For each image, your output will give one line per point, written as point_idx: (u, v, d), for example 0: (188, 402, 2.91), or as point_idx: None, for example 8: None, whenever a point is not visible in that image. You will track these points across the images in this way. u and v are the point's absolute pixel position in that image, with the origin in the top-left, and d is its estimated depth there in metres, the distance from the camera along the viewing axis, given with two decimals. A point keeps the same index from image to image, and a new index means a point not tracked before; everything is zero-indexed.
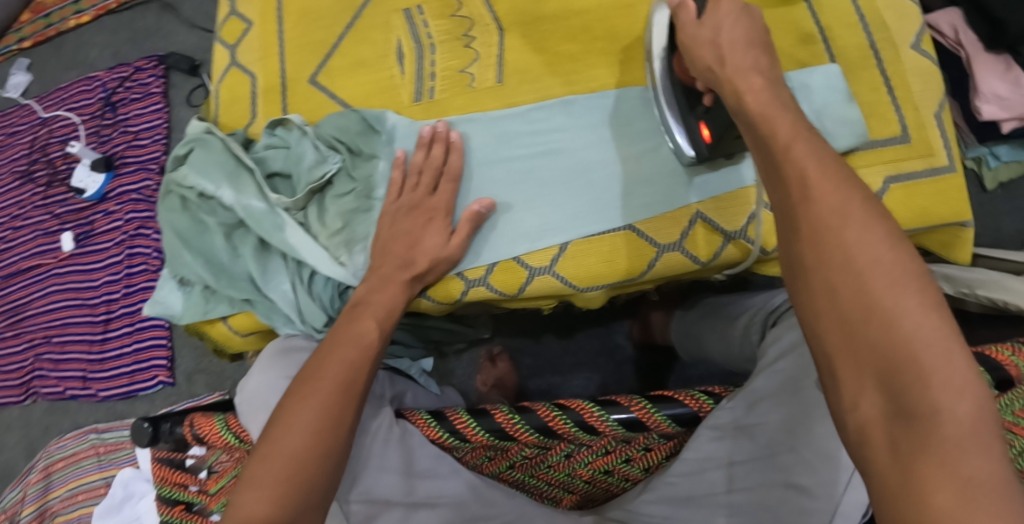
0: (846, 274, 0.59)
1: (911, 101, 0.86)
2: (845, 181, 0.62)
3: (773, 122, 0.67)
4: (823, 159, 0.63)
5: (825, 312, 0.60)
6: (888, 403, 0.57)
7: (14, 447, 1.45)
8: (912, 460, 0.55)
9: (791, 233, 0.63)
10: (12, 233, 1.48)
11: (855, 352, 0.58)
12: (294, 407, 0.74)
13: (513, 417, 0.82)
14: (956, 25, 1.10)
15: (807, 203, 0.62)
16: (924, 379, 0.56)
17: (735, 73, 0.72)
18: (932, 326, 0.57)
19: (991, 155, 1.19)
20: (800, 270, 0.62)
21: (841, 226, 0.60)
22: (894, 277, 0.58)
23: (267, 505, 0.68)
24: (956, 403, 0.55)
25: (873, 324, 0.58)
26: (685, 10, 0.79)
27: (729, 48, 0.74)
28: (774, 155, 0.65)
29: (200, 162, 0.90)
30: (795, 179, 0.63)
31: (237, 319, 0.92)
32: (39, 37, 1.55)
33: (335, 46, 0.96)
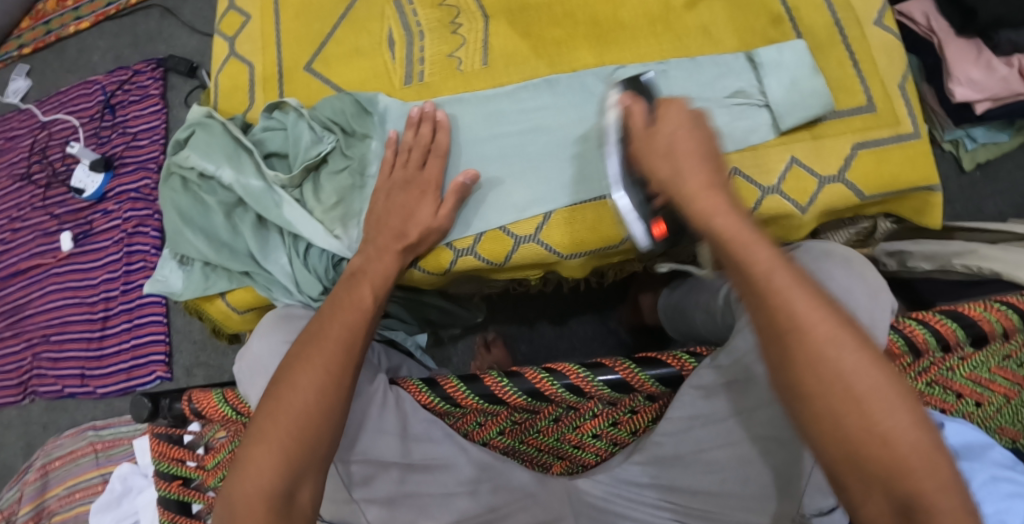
0: (846, 400, 0.65)
1: (877, 74, 0.90)
2: (831, 309, 0.67)
3: (752, 251, 0.69)
4: (809, 289, 0.67)
5: (827, 427, 0.65)
6: (891, 507, 0.64)
7: (12, 446, 1.46)
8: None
9: (785, 358, 0.66)
10: (12, 234, 1.51)
11: (859, 465, 0.64)
12: (299, 367, 0.76)
13: (502, 382, 0.83)
14: (929, 13, 1.17)
15: (799, 333, 0.66)
16: (920, 486, 0.63)
17: (698, 193, 0.72)
18: (920, 438, 0.64)
19: (968, 138, 1.24)
20: (801, 393, 0.66)
21: (836, 356, 0.65)
22: (886, 400, 0.65)
23: (276, 457, 0.72)
24: (947, 500, 0.63)
25: (872, 444, 0.64)
26: (629, 112, 0.78)
27: (684, 160, 0.73)
28: (757, 288, 0.67)
29: (202, 144, 0.93)
30: (784, 311, 0.66)
31: (235, 294, 0.95)
32: (39, 43, 1.59)
33: (331, 35, 1.00)
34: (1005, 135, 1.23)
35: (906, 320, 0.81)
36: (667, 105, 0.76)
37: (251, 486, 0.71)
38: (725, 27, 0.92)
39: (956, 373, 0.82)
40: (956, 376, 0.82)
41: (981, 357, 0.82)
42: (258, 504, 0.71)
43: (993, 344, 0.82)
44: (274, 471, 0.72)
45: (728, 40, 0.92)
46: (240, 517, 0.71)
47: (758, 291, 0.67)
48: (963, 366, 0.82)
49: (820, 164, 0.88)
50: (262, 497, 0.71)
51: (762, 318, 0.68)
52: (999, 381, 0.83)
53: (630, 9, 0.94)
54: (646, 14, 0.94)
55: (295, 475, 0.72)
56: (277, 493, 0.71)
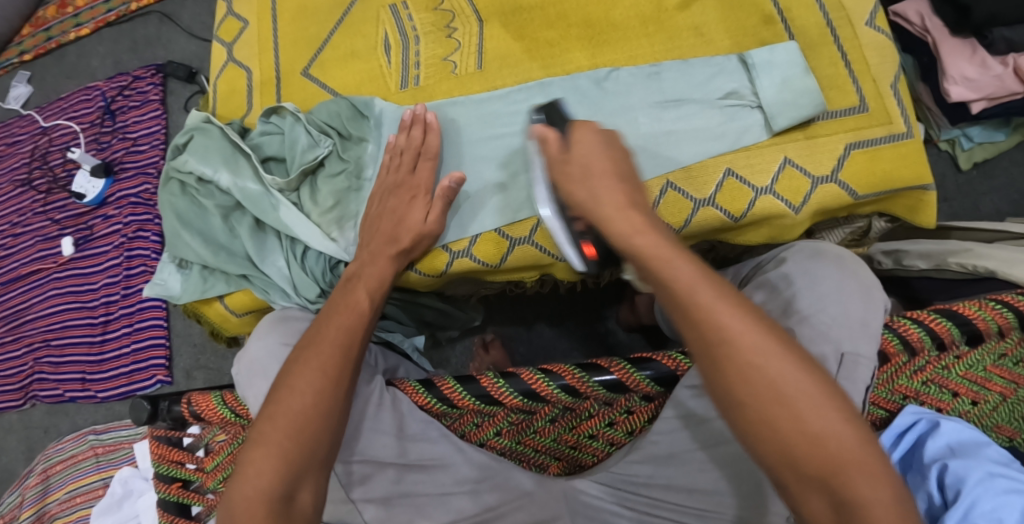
0: (776, 404, 0.64)
1: (869, 74, 0.91)
2: (754, 316, 0.66)
3: (673, 266, 0.67)
4: (731, 299, 0.67)
5: (760, 432, 0.65)
6: (831, 507, 0.63)
7: (14, 450, 1.47)
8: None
9: (712, 367, 0.66)
10: (13, 240, 1.52)
11: (797, 467, 0.64)
12: (297, 370, 0.76)
13: (498, 382, 0.84)
14: (924, 13, 1.17)
15: (727, 344, 0.65)
16: (855, 483, 0.62)
17: (615, 213, 0.70)
18: (850, 435, 0.63)
19: (964, 136, 1.25)
20: (734, 402, 0.65)
21: (763, 363, 0.64)
22: (814, 400, 0.64)
23: (275, 460, 0.72)
24: (883, 496, 0.62)
25: (805, 444, 0.63)
26: (544, 140, 0.76)
27: (598, 182, 0.72)
28: (680, 303, 0.67)
29: (200, 149, 0.94)
30: (709, 323, 0.66)
31: (233, 297, 0.95)
32: (39, 50, 1.60)
33: (327, 40, 1.01)
34: (1001, 133, 1.23)
35: (900, 319, 0.82)
36: (579, 126, 0.76)
37: (250, 488, 0.71)
38: (717, 27, 0.93)
39: (952, 372, 0.82)
40: (951, 375, 0.81)
41: (977, 355, 0.82)
42: (256, 507, 0.71)
43: (989, 343, 0.82)
44: (274, 474, 0.71)
45: (719, 40, 0.93)
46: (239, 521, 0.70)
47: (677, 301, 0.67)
48: (959, 365, 0.82)
49: (813, 164, 0.88)
50: (262, 499, 0.71)
51: (688, 329, 0.67)
52: (994, 379, 0.82)
53: (622, 11, 0.94)
54: (638, 15, 0.94)
55: (294, 477, 0.72)
56: (276, 496, 0.71)
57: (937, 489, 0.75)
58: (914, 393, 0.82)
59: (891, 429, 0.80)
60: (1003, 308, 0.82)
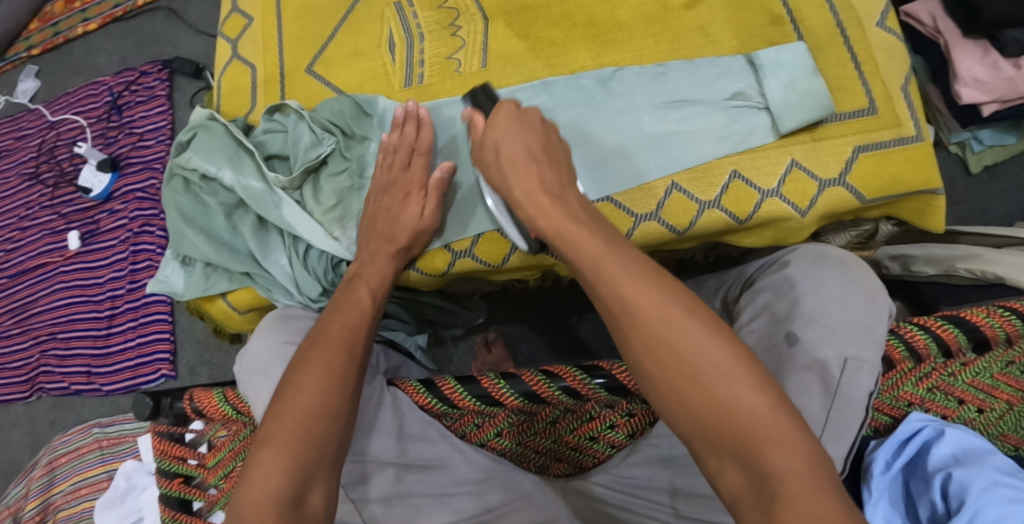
0: (680, 373, 0.65)
1: (878, 75, 0.90)
2: (660, 289, 0.67)
3: (582, 244, 0.71)
4: (638, 274, 0.68)
5: (672, 404, 0.65)
6: (745, 475, 0.62)
7: (20, 442, 1.48)
8: (771, 512, 0.60)
9: (624, 343, 0.67)
10: (20, 233, 1.53)
11: (707, 436, 0.63)
12: (303, 369, 0.76)
13: (499, 383, 0.83)
14: (936, 14, 1.15)
15: (633, 317, 0.66)
16: (763, 446, 0.62)
17: (522, 196, 0.77)
18: (758, 401, 0.63)
19: (975, 139, 1.24)
20: (644, 373, 0.66)
21: (666, 333, 0.65)
22: (722, 368, 0.64)
23: (284, 461, 0.71)
24: (792, 461, 0.61)
25: (714, 412, 0.63)
26: (473, 124, 0.84)
27: (509, 166, 0.79)
28: (589, 278, 0.70)
29: (204, 146, 0.94)
30: (615, 297, 0.67)
31: (236, 294, 0.95)
32: (47, 45, 1.61)
33: (331, 38, 1.01)
34: (1012, 136, 1.21)
35: (905, 325, 0.82)
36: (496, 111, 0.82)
37: (259, 491, 0.70)
38: (724, 27, 0.92)
39: (958, 379, 0.81)
40: (957, 382, 0.80)
41: (984, 363, 0.81)
42: (266, 510, 0.69)
43: (996, 351, 0.81)
44: (283, 473, 0.71)
45: (726, 40, 0.92)
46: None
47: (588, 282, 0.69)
48: (965, 372, 0.81)
49: (820, 167, 0.87)
50: (272, 503, 0.69)
51: (602, 308, 0.69)
52: (1002, 387, 0.81)
53: (627, 11, 0.94)
54: (643, 14, 0.93)
55: (304, 479, 0.71)
56: (286, 498, 0.70)
57: (939, 498, 0.74)
58: (919, 400, 0.81)
59: (894, 437, 0.79)
60: (1011, 315, 0.81)
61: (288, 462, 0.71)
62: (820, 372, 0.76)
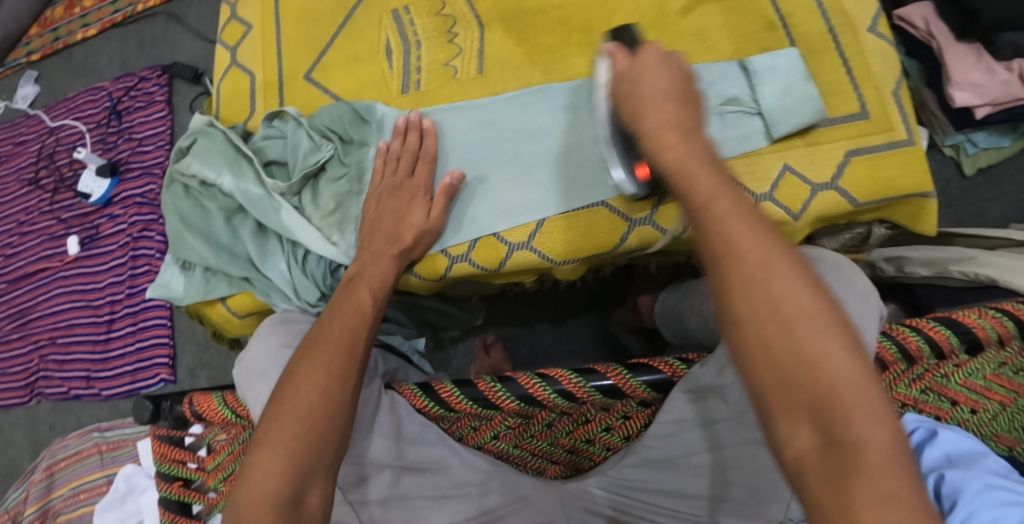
0: (773, 323, 0.60)
1: (871, 80, 0.91)
2: (769, 235, 0.63)
3: (694, 178, 0.66)
4: (745, 215, 0.64)
5: (755, 354, 0.60)
6: (819, 439, 0.58)
7: (20, 446, 1.48)
8: (843, 484, 0.56)
9: (717, 284, 0.63)
10: (20, 238, 1.54)
11: (786, 394, 0.59)
12: (302, 371, 0.77)
13: (496, 386, 0.84)
14: (929, 18, 1.16)
15: (734, 258, 0.62)
16: (847, 414, 0.57)
17: (653, 130, 0.70)
18: (849, 364, 0.58)
19: (969, 142, 1.25)
20: (730, 318, 0.62)
21: (766, 278, 0.61)
22: (817, 325, 0.59)
23: (282, 462, 0.72)
24: (877, 436, 0.57)
25: (801, 369, 0.59)
26: (613, 60, 0.76)
27: (648, 99, 0.71)
28: (696, 213, 0.65)
29: (203, 151, 0.94)
30: (720, 236, 0.63)
31: (235, 299, 0.96)
32: (47, 50, 1.62)
33: (330, 43, 1.01)
34: (1007, 139, 1.23)
35: (899, 327, 0.82)
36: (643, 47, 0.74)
37: (258, 492, 0.71)
38: (720, 32, 0.93)
39: (950, 380, 0.82)
40: (950, 383, 0.82)
41: (976, 364, 0.82)
42: (265, 511, 0.70)
43: (990, 352, 0.82)
44: (281, 473, 0.71)
45: (722, 45, 0.93)
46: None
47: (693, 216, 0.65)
48: (958, 373, 0.82)
49: (813, 172, 0.88)
50: (270, 504, 0.70)
51: (703, 245, 0.64)
52: (995, 388, 0.82)
53: (623, 16, 0.94)
54: (639, 20, 0.94)
55: (302, 480, 0.72)
56: (284, 499, 0.71)
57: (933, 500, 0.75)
58: (912, 401, 0.83)
59: None
60: (1002, 316, 0.82)
61: (286, 463, 0.72)
62: None
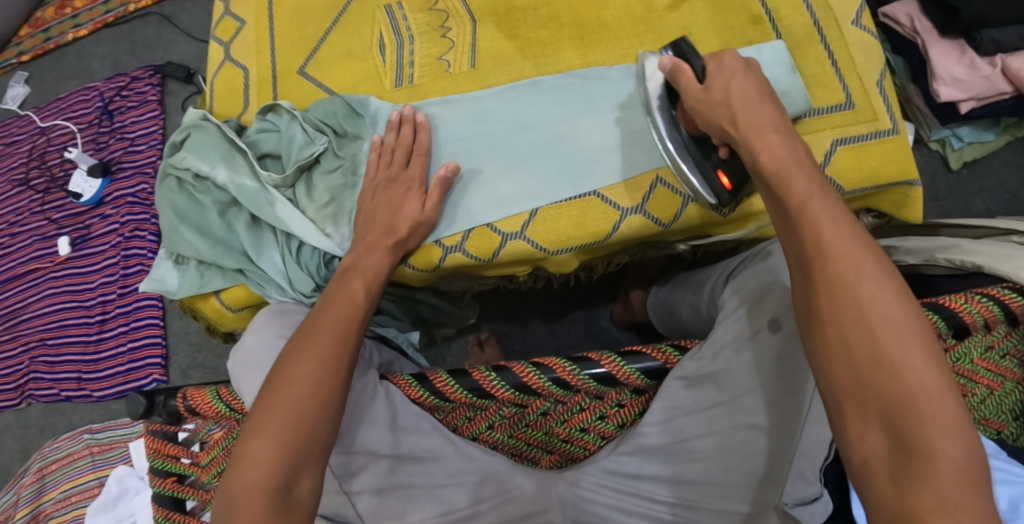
0: (858, 326, 0.63)
1: (855, 72, 0.93)
2: (863, 243, 0.66)
3: (789, 179, 0.71)
4: (842, 222, 0.67)
5: (836, 356, 0.64)
6: (890, 444, 0.61)
7: (10, 450, 1.47)
8: (909, 489, 0.59)
9: (806, 285, 0.67)
10: (10, 239, 1.53)
11: (861, 397, 0.62)
12: (293, 362, 0.77)
13: (490, 376, 0.84)
14: (913, 15, 1.18)
15: (824, 258, 0.66)
16: (924, 423, 0.60)
17: (753, 136, 0.75)
18: (931, 376, 0.61)
19: (954, 137, 1.27)
20: (816, 319, 0.66)
21: (856, 283, 0.64)
22: (902, 333, 0.62)
23: (272, 450, 0.72)
24: (950, 448, 0.59)
25: (881, 374, 0.62)
26: (683, 72, 0.83)
27: (741, 104, 0.77)
28: (791, 212, 0.69)
29: (197, 146, 0.95)
30: (813, 236, 0.67)
31: (228, 292, 0.96)
32: (38, 51, 1.61)
33: (323, 39, 1.01)
34: (991, 133, 1.25)
35: None
36: (720, 54, 0.81)
37: (249, 479, 0.71)
38: (706, 27, 0.95)
39: None
40: None
41: (964, 348, 0.84)
42: (255, 498, 0.70)
43: (976, 336, 0.84)
44: (271, 463, 0.71)
45: (709, 40, 0.94)
46: (236, 512, 0.69)
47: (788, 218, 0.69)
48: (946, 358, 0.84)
49: None
50: (260, 490, 0.70)
51: (796, 245, 0.68)
52: (982, 372, 0.84)
53: (613, 11, 0.96)
54: (628, 15, 0.96)
55: (293, 467, 0.72)
56: (275, 486, 0.71)
57: None
58: None
59: None
60: (989, 302, 0.83)
61: (277, 451, 0.72)
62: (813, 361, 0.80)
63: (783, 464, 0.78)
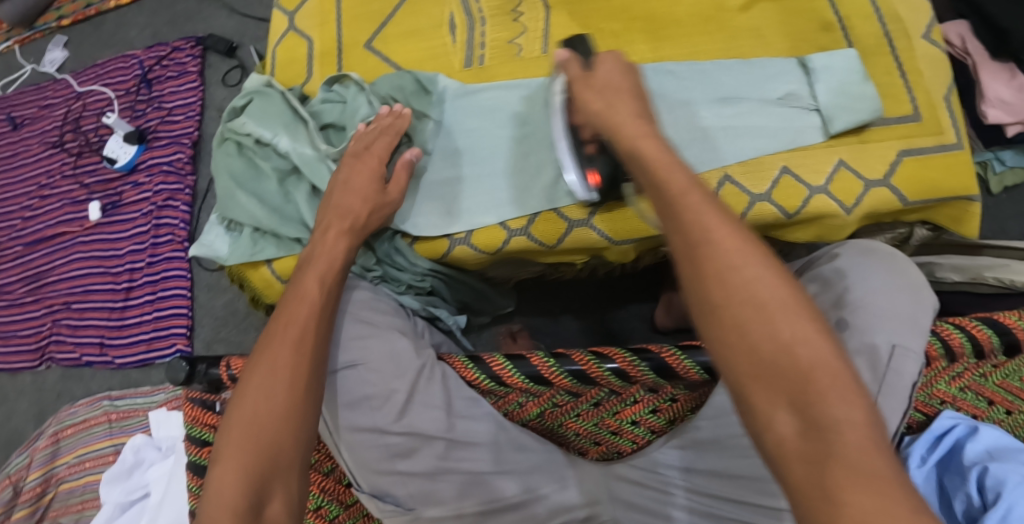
0: (751, 309, 0.59)
1: (922, 84, 0.93)
2: (742, 227, 0.63)
3: (669, 170, 0.67)
4: (718, 207, 0.64)
5: (734, 343, 0.59)
6: (798, 421, 0.56)
7: (25, 412, 1.44)
8: (824, 469, 0.54)
9: (691, 276, 0.62)
10: (39, 201, 1.52)
11: (764, 380, 0.58)
12: (249, 377, 0.74)
13: (549, 361, 0.83)
14: (964, 36, 1.20)
15: (711, 245, 0.62)
16: (826, 396, 0.56)
17: (629, 119, 0.73)
18: (825, 347, 0.58)
19: (996, 160, 1.26)
20: (709, 308, 0.61)
21: (742, 264, 0.60)
22: (793, 308, 0.59)
23: (236, 472, 0.70)
24: (857, 419, 0.55)
25: (779, 354, 0.58)
26: (568, 68, 0.82)
27: (614, 96, 0.76)
28: (672, 201, 0.65)
29: (259, 112, 0.95)
30: (696, 223, 0.63)
31: (281, 262, 0.95)
32: (78, 16, 1.63)
33: (391, 15, 1.01)
34: None
35: (942, 324, 0.83)
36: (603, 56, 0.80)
37: (216, 506, 0.68)
38: (777, 30, 0.95)
39: (988, 380, 0.83)
40: (988, 383, 0.83)
41: (1015, 365, 0.83)
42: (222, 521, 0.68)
43: None
44: (239, 486, 0.69)
45: (779, 43, 0.95)
46: None
47: (667, 207, 0.65)
48: (996, 373, 0.83)
49: (865, 168, 0.89)
50: (229, 513, 0.68)
51: (677, 236, 0.64)
52: None
53: (684, 8, 0.96)
54: (699, 13, 0.96)
55: (258, 487, 0.69)
56: (244, 507, 0.68)
57: (976, 491, 0.76)
58: (950, 399, 0.84)
59: (929, 433, 0.81)
60: None
61: (242, 473, 0.69)
62: (869, 357, 0.76)
63: None
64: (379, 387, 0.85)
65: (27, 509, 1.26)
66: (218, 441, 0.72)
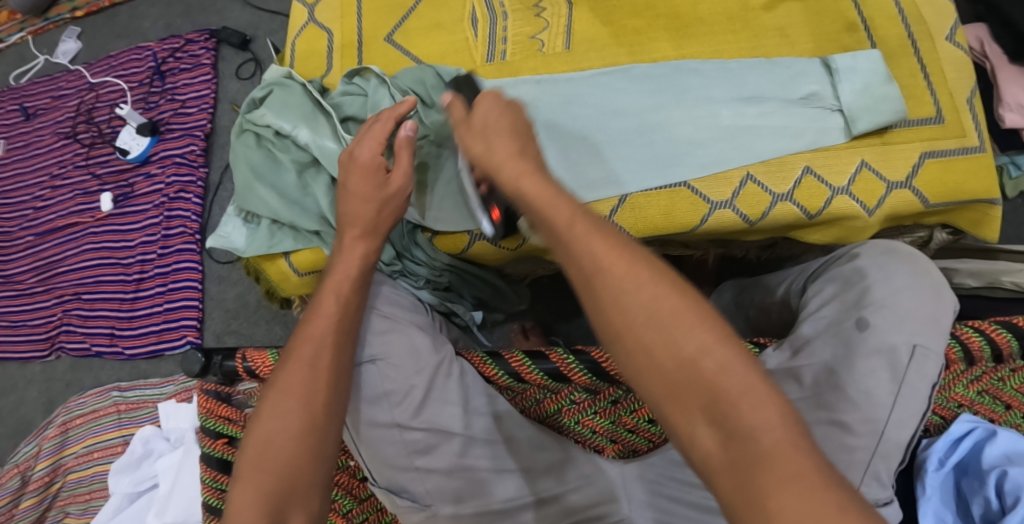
0: (652, 328, 0.58)
1: (946, 87, 0.92)
2: (629, 248, 0.61)
3: (550, 204, 0.64)
4: (602, 231, 0.62)
5: (643, 364, 0.58)
6: (716, 431, 0.56)
7: (34, 401, 1.44)
8: (749, 477, 0.54)
9: (590, 304, 0.61)
10: (51, 192, 1.52)
11: (677, 397, 0.57)
12: (274, 400, 0.73)
13: (568, 358, 0.83)
14: (983, 39, 1.19)
15: (601, 273, 0.60)
16: (737, 403, 0.55)
17: (506, 160, 0.69)
18: (727, 353, 0.57)
19: (1013, 164, 1.22)
20: (613, 332, 0.60)
21: (635, 286, 0.59)
22: (691, 322, 0.58)
23: (251, 494, 0.69)
24: (773, 421, 0.55)
25: (683, 368, 0.57)
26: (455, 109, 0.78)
27: (494, 136, 0.72)
28: (561, 235, 0.62)
29: (279, 103, 0.94)
30: (586, 253, 0.61)
31: (299, 255, 0.95)
32: (91, 8, 1.63)
33: (412, 9, 1.01)
34: None
35: (962, 326, 0.81)
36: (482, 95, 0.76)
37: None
38: (801, 29, 0.95)
39: (1006, 384, 0.82)
40: (1006, 387, 0.82)
41: None
42: None
43: None
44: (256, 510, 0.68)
45: (803, 42, 0.94)
46: None
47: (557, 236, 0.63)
48: (1014, 378, 0.82)
49: (889, 169, 0.89)
50: None
51: (572, 267, 0.62)
52: None
53: (708, 6, 0.96)
54: (724, 12, 0.96)
55: (278, 510, 0.69)
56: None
57: (995, 496, 0.75)
58: (967, 402, 0.83)
59: (948, 435, 0.80)
60: None
61: (258, 496, 0.69)
62: (888, 358, 0.75)
63: (862, 460, 0.74)
64: (397, 382, 0.85)
65: (35, 498, 1.26)
66: (238, 465, 0.71)
